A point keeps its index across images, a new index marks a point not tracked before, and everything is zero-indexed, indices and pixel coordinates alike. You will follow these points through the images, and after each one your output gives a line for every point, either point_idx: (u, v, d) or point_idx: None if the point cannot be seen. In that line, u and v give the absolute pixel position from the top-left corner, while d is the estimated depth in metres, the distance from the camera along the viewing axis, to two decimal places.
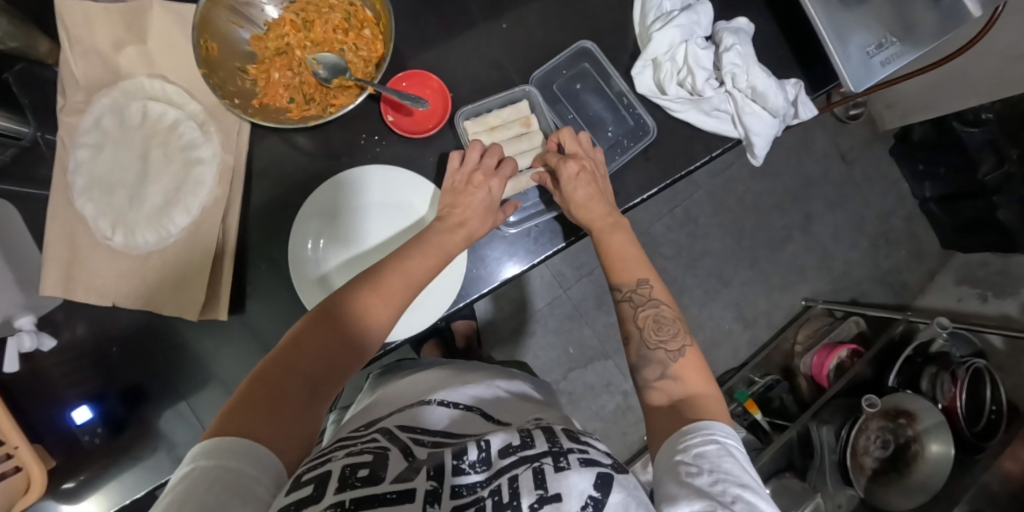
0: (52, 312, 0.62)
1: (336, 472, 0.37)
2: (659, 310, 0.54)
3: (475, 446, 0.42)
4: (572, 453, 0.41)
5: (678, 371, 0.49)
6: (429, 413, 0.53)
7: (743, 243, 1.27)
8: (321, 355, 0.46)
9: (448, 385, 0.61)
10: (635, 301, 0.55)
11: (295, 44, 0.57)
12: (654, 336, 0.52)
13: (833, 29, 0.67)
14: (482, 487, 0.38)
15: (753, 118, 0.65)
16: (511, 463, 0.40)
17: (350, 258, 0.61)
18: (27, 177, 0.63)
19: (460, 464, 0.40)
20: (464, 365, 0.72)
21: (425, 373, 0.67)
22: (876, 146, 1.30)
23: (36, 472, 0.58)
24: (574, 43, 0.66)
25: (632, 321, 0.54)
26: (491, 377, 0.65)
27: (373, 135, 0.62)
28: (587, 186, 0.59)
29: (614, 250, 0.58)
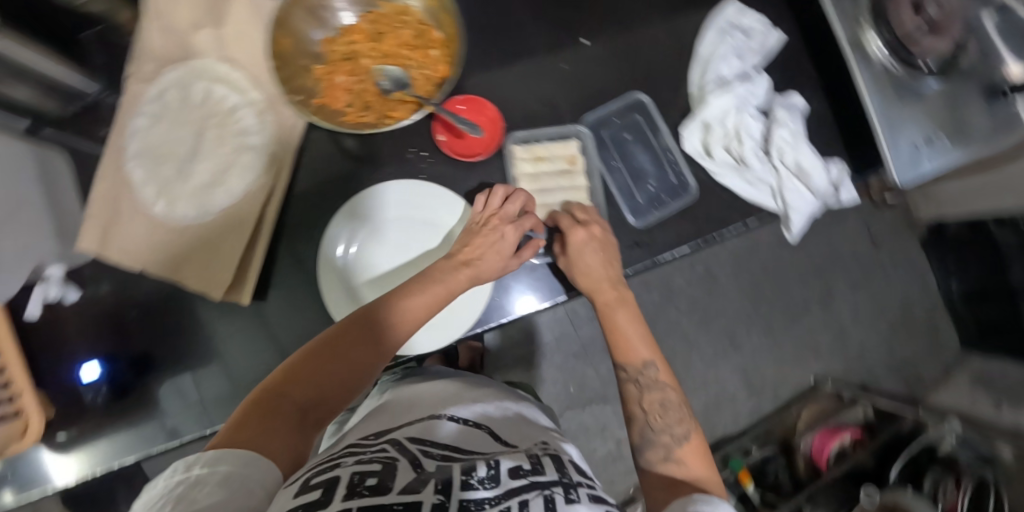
0: (81, 266, 0.64)
1: (344, 480, 0.36)
2: (666, 395, 0.54)
3: (484, 465, 0.42)
4: (581, 487, 0.43)
5: (683, 455, 0.49)
6: (440, 429, 0.52)
7: (760, 309, 1.26)
8: (324, 373, 0.46)
9: (456, 400, 0.61)
10: (642, 382, 0.54)
11: (363, 52, 0.58)
12: (659, 422, 0.52)
13: (886, 123, 0.68)
14: (491, 506, 0.37)
15: (793, 195, 0.67)
16: (522, 485, 0.40)
17: (376, 271, 0.61)
18: (85, 134, 0.65)
19: (468, 480, 0.39)
20: (475, 379, 0.72)
21: (439, 384, 0.67)
22: (907, 233, 1.28)
23: (34, 414, 0.59)
24: (628, 93, 0.67)
25: (637, 402, 0.54)
26: (499, 396, 0.65)
27: (420, 150, 0.63)
28: (597, 253, 0.59)
29: (619, 327, 0.58)
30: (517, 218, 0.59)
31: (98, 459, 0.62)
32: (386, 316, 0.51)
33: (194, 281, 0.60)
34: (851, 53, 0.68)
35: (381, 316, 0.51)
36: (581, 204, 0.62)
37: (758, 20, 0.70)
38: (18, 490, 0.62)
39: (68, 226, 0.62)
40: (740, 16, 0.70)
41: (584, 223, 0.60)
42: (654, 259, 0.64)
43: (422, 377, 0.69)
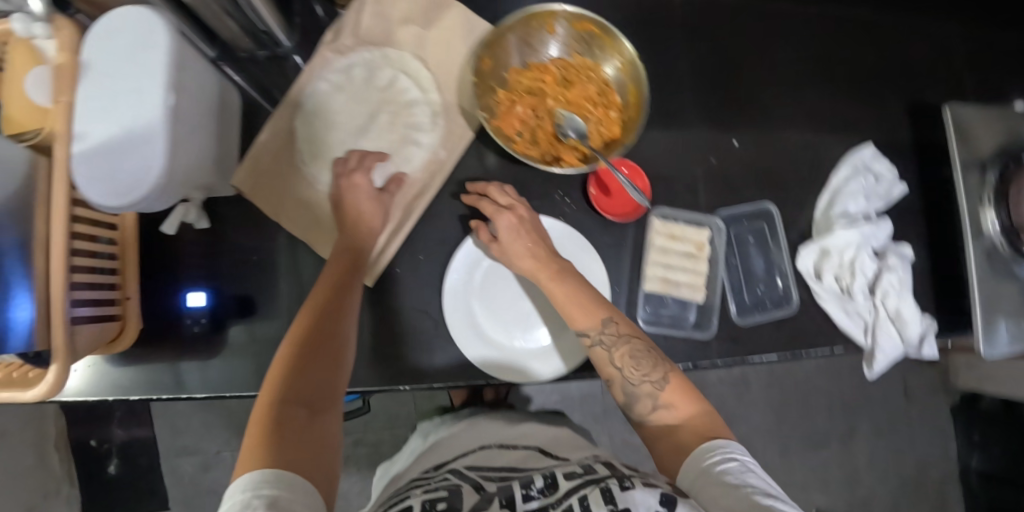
0: (219, 198, 0.67)
1: (417, 505, 0.45)
2: (632, 345, 0.56)
3: (540, 478, 0.49)
4: (634, 478, 0.47)
5: (669, 398, 0.54)
6: (499, 456, 0.60)
7: (782, 426, 1.27)
8: (307, 381, 0.52)
9: (515, 436, 0.67)
10: (606, 343, 0.56)
11: (550, 94, 0.62)
12: (630, 372, 0.55)
13: (984, 296, 0.72)
14: (553, 507, 0.44)
15: (884, 335, 0.69)
16: (574, 487, 0.46)
17: (497, 295, 0.64)
18: (264, 83, 0.70)
19: (528, 492, 0.46)
20: (513, 415, 0.79)
21: (487, 420, 0.75)
22: (939, 396, 1.30)
23: (131, 325, 0.62)
24: (759, 201, 0.71)
25: (608, 363, 0.56)
26: (539, 428, 0.72)
27: (566, 195, 0.66)
28: (528, 237, 0.60)
29: (561, 297, 0.58)
30: (504, 206, 0.62)
31: (163, 385, 0.64)
32: (318, 298, 0.57)
33: None
34: (970, 227, 0.72)
35: (314, 305, 0.56)
36: (501, 188, 0.63)
37: (888, 168, 0.74)
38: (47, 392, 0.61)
39: (224, 158, 0.65)
40: (874, 160, 0.74)
41: (510, 207, 0.62)
42: (745, 358, 0.66)
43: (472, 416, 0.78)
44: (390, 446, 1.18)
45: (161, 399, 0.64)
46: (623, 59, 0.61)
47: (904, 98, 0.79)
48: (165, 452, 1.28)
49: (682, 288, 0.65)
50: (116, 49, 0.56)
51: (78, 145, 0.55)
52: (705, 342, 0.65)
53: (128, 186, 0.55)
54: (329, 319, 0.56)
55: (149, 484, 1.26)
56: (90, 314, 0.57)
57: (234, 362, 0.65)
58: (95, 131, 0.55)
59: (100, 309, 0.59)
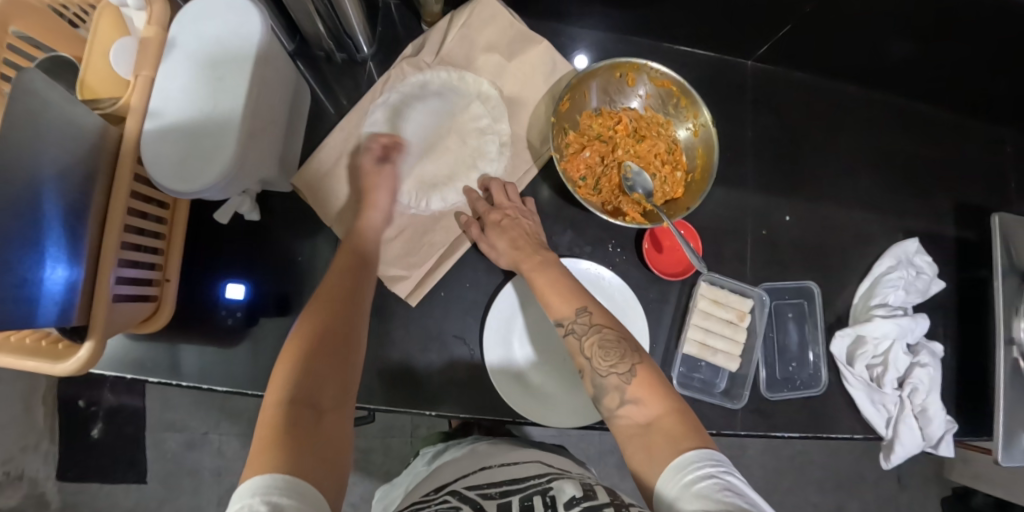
0: (273, 192, 0.67)
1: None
2: (604, 332, 0.54)
3: (541, 500, 0.47)
4: (633, 509, 0.45)
5: (637, 393, 0.51)
6: (500, 473, 0.56)
7: (771, 494, 1.26)
8: (317, 380, 0.49)
9: (517, 456, 0.64)
10: (579, 332, 0.55)
11: (620, 144, 0.63)
12: (599, 362, 0.53)
13: (1008, 407, 0.72)
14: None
15: (906, 430, 0.69)
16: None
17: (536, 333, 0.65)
18: (335, 83, 0.70)
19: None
20: (513, 440, 0.76)
21: (489, 445, 0.72)
22: (931, 487, 1.30)
23: (167, 307, 0.61)
24: (801, 279, 0.72)
25: (579, 354, 0.55)
26: (536, 451, 0.69)
27: (618, 246, 0.66)
28: (513, 231, 0.61)
29: (543, 288, 0.58)
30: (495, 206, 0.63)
31: (157, 367, 0.63)
32: (328, 300, 0.55)
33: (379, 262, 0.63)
34: (1002, 334, 0.73)
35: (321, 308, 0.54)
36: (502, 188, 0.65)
37: (930, 264, 0.74)
38: None
39: (287, 154, 0.65)
40: (916, 254, 0.74)
41: (501, 206, 0.63)
42: (769, 433, 0.66)
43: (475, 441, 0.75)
44: (381, 455, 1.17)
45: (151, 381, 0.62)
46: (696, 122, 0.63)
47: (953, 197, 0.80)
48: (151, 425, 1.25)
49: (718, 355, 0.66)
50: (207, 37, 0.56)
51: (151, 123, 0.54)
52: (733, 411, 0.66)
53: (195, 173, 0.54)
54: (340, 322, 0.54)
55: (129, 455, 1.24)
56: (129, 292, 0.56)
57: (260, 357, 0.64)
58: (170, 114, 0.54)
59: (139, 289, 0.57)
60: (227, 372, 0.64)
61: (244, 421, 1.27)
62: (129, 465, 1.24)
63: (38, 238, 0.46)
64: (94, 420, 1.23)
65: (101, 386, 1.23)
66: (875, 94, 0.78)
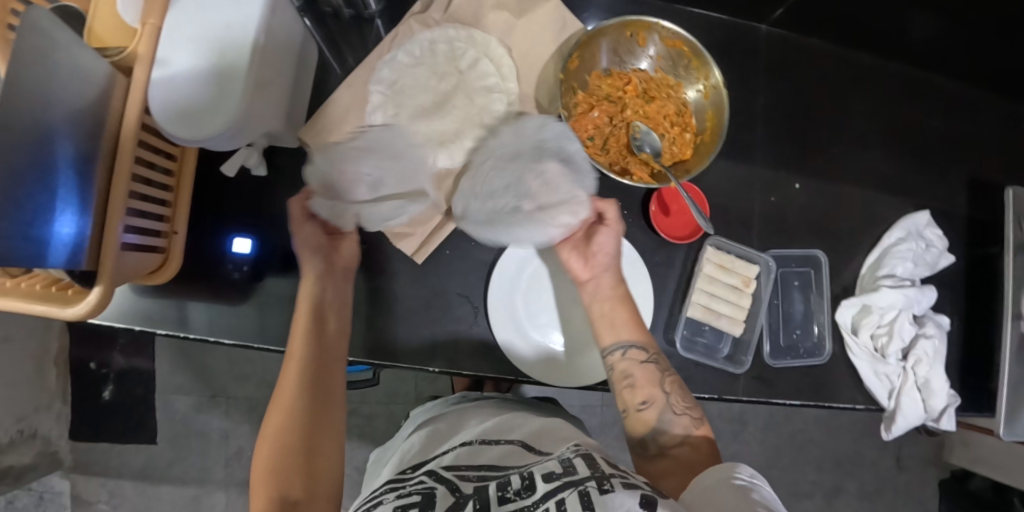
0: (280, 149, 0.67)
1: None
2: (675, 376, 0.60)
3: (518, 479, 0.49)
4: (614, 478, 0.46)
5: (695, 437, 0.56)
6: (482, 451, 0.58)
7: (770, 471, 1.27)
8: (301, 453, 0.55)
9: (500, 428, 0.63)
10: (660, 363, 0.59)
11: (629, 104, 0.63)
12: (673, 401, 0.57)
13: (1015, 382, 0.72)
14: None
15: (908, 401, 0.69)
16: (556, 487, 0.45)
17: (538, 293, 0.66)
18: (341, 40, 0.70)
19: (505, 495, 0.46)
20: (511, 404, 0.77)
21: (478, 411, 0.72)
22: (930, 470, 1.30)
23: (174, 259, 0.62)
24: (809, 247, 0.71)
25: (656, 384, 0.58)
26: (529, 415, 0.69)
27: (624, 208, 0.66)
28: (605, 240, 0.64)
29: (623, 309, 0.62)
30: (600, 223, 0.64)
31: (164, 321, 0.64)
32: (295, 374, 0.59)
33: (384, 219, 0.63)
34: (1010, 308, 0.72)
35: (294, 373, 0.59)
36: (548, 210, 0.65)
37: (940, 237, 0.73)
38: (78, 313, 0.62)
39: (294, 111, 0.65)
40: (926, 227, 0.74)
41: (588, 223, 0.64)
42: (769, 399, 0.67)
43: (464, 403, 0.76)
44: (385, 421, 1.19)
45: (160, 333, 0.63)
46: (707, 84, 0.61)
47: (968, 172, 0.78)
48: (161, 387, 1.28)
49: (722, 320, 0.66)
50: None
51: (160, 71, 0.55)
52: (735, 376, 0.66)
53: (203, 122, 0.54)
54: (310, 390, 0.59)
55: (139, 416, 1.27)
56: (137, 242, 0.56)
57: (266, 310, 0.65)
58: (182, 60, 0.55)
59: (147, 239, 0.58)
60: (229, 325, 0.64)
61: (251, 386, 1.29)
62: (140, 426, 1.27)
63: (52, 178, 0.47)
64: (105, 381, 1.26)
65: (113, 348, 1.26)
66: (893, 65, 0.77)
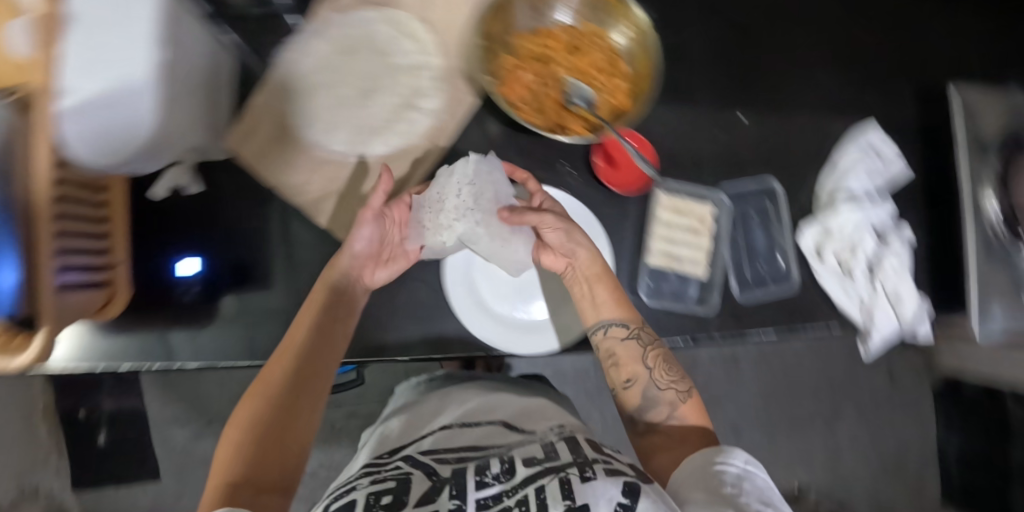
0: (212, 163, 0.65)
1: (361, 500, 0.46)
2: (662, 348, 0.61)
3: (497, 462, 0.52)
4: (596, 465, 0.49)
5: (684, 412, 0.58)
6: (460, 434, 0.59)
7: (769, 406, 1.30)
8: (282, 428, 0.52)
9: (480, 409, 0.64)
10: (643, 338, 0.60)
11: (558, 61, 0.61)
12: (665, 374, 0.59)
13: (978, 276, 0.73)
14: (506, 497, 0.46)
15: (881, 315, 0.69)
16: (538, 473, 0.48)
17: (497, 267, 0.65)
18: (257, 40, 0.68)
19: (483, 479, 0.49)
20: (493, 381, 0.77)
21: (462, 391, 0.72)
22: (923, 380, 1.34)
23: (122, 292, 0.60)
24: (763, 177, 0.71)
25: (639, 359, 0.59)
26: (511, 396, 0.70)
27: (568, 165, 0.66)
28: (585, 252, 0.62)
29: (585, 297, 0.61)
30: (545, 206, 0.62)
31: (126, 355, 0.62)
32: (291, 357, 0.55)
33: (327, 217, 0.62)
34: (970, 207, 0.73)
35: (294, 353, 0.55)
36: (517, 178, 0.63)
37: (894, 151, 0.73)
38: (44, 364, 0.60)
39: (217, 121, 0.63)
40: (879, 142, 0.73)
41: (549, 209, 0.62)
42: (744, 335, 0.66)
43: (447, 384, 0.76)
44: None
45: (125, 367, 0.61)
46: (633, 27, 0.60)
47: (915, 78, 0.78)
48: (155, 423, 1.26)
49: (684, 263, 0.67)
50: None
51: None
52: (705, 318, 0.66)
53: (118, 152, 0.52)
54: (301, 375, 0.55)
55: (139, 456, 1.25)
56: (81, 281, 0.55)
57: (223, 328, 0.63)
58: None
59: (93, 276, 0.56)
60: (185, 347, 0.63)
61: None
62: (141, 465, 1.26)
63: None
64: (98, 427, 1.23)
65: (98, 393, 1.23)
66: None
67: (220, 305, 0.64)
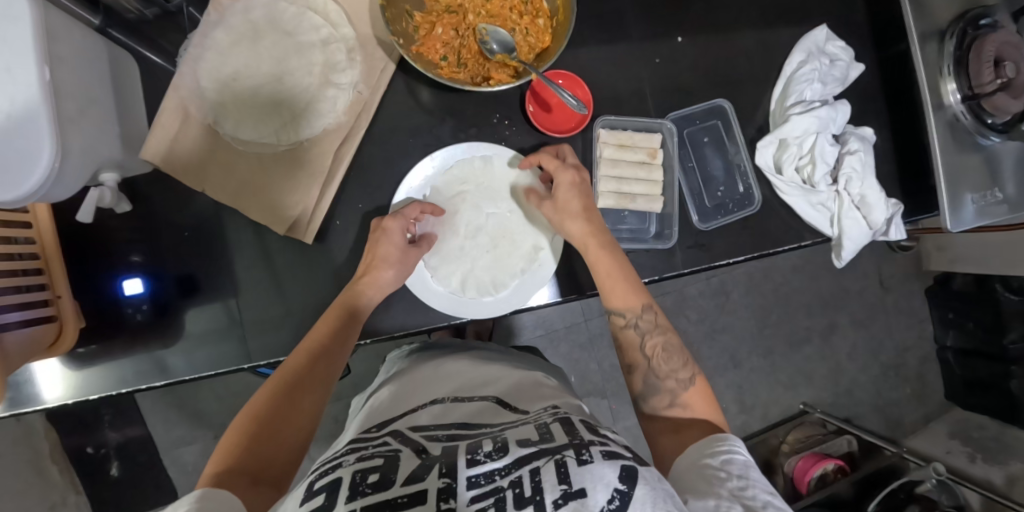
0: (137, 177, 0.63)
1: (346, 479, 0.40)
2: (666, 337, 0.57)
3: (490, 441, 0.45)
4: (594, 446, 0.42)
5: (686, 398, 0.54)
6: (454, 409, 0.53)
7: (764, 330, 1.31)
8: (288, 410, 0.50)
9: (473, 383, 0.59)
10: (642, 328, 0.57)
11: (470, 8, 0.59)
12: (645, 323, 0.57)
13: (948, 172, 0.70)
14: (501, 477, 0.40)
15: (850, 223, 0.67)
16: (532, 453, 0.42)
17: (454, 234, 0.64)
18: (159, 40, 0.65)
19: (475, 457, 0.42)
20: (487, 350, 0.73)
21: (454, 361, 0.67)
22: (911, 281, 1.35)
23: (70, 322, 0.58)
24: (711, 99, 0.69)
25: (638, 349, 0.57)
26: (510, 371, 0.65)
27: (505, 118, 0.65)
28: (579, 198, 0.60)
29: (607, 274, 0.58)
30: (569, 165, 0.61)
31: (92, 386, 0.60)
32: (307, 346, 0.54)
33: (265, 212, 0.60)
34: (930, 100, 0.70)
35: (311, 344, 0.54)
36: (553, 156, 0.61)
37: (844, 48, 0.70)
38: (13, 405, 0.58)
39: (132, 134, 0.60)
40: (828, 42, 0.70)
41: (574, 166, 0.61)
42: (711, 264, 0.66)
43: (437, 355, 0.70)
44: None
45: (93, 397, 0.60)
46: None
47: None
48: (164, 446, 1.23)
49: (638, 200, 0.65)
50: None
51: None
52: (667, 251, 0.65)
53: (10, 176, 0.48)
54: (312, 368, 0.53)
55: (154, 481, 1.22)
56: (21, 318, 0.53)
57: (181, 342, 0.62)
58: None
59: (33, 313, 0.54)
60: (150, 368, 0.61)
61: None
62: (157, 490, 1.22)
63: None
64: (108, 460, 1.19)
65: (100, 427, 1.19)
66: None
67: (176, 320, 0.62)
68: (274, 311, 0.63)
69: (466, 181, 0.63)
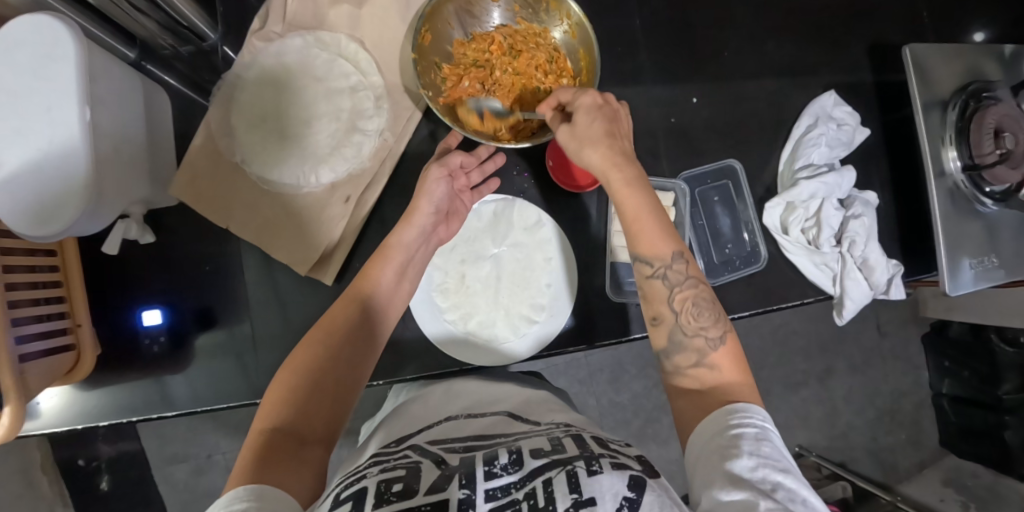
0: (164, 211, 0.64)
1: (371, 488, 0.40)
2: (696, 289, 0.52)
3: (505, 452, 0.45)
4: (603, 459, 0.43)
5: (714, 358, 0.49)
6: (468, 424, 0.53)
7: (761, 371, 1.32)
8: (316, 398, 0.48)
9: (485, 400, 0.58)
10: (670, 279, 0.52)
11: (496, 64, 0.62)
12: (675, 273, 0.51)
13: (948, 237, 0.72)
14: (517, 489, 0.40)
15: (853, 283, 0.69)
16: (543, 465, 0.42)
17: (465, 283, 0.64)
18: (192, 76, 0.67)
19: (492, 469, 0.42)
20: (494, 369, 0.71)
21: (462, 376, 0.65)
22: (908, 327, 1.37)
23: (87, 352, 0.59)
24: (721, 159, 0.71)
25: (665, 300, 0.52)
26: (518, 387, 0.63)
27: (524, 171, 0.68)
28: (603, 125, 0.54)
29: (634, 215, 0.53)
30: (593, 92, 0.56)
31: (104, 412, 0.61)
32: (329, 329, 0.52)
33: (286, 250, 0.62)
34: (932, 169, 0.72)
35: (333, 327, 0.52)
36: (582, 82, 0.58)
37: (851, 114, 0.72)
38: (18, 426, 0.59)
39: (161, 169, 0.62)
40: (834, 107, 0.72)
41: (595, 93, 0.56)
42: None
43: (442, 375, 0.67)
44: None
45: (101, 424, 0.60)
46: (570, 23, 0.62)
47: (865, 37, 0.77)
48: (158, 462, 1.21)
49: None
50: (15, 66, 0.49)
51: None
52: None
53: (55, 210, 0.49)
54: (338, 352, 0.51)
55: (143, 498, 1.20)
56: (43, 348, 0.54)
57: (195, 374, 0.63)
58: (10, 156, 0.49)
59: (53, 343, 0.55)
60: (164, 398, 0.62)
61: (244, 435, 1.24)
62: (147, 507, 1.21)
63: None
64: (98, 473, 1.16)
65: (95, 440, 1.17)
66: None
67: (190, 352, 0.63)
68: (288, 346, 0.64)
69: (455, 247, 0.65)
